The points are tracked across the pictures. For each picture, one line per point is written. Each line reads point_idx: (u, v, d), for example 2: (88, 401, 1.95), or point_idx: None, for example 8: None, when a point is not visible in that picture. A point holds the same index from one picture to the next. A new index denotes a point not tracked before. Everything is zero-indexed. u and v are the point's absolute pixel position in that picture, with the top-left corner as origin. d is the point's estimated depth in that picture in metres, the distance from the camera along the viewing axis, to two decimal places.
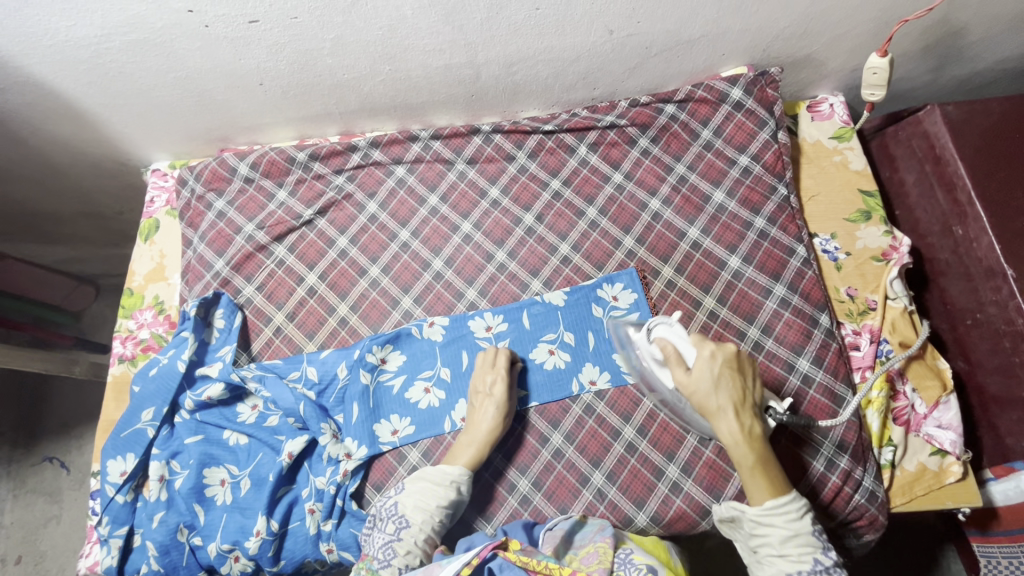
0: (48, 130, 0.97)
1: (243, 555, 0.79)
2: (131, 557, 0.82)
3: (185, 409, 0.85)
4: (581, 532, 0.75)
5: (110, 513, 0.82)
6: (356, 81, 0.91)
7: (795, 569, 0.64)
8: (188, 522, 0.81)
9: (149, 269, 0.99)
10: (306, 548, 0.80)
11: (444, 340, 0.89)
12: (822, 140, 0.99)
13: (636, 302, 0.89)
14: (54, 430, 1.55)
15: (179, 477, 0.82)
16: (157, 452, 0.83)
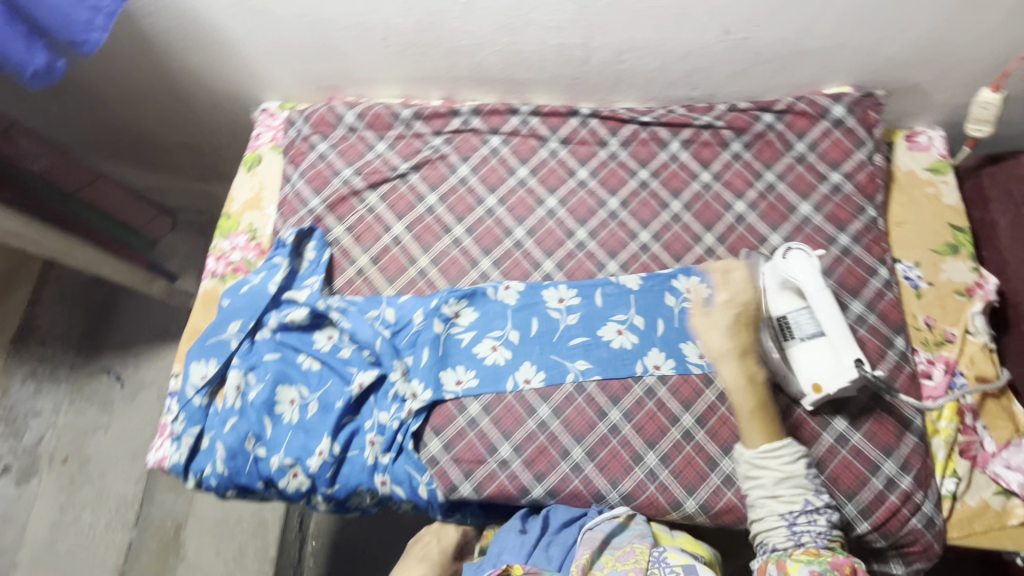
0: (182, 55, 1.04)
1: (303, 472, 0.83)
2: (197, 457, 0.86)
3: (267, 328, 0.90)
4: (621, 535, 0.78)
5: (187, 411, 0.87)
6: (472, 48, 0.95)
7: (786, 509, 0.71)
8: (255, 433, 0.85)
9: (248, 198, 1.05)
10: (360, 477, 0.83)
11: (517, 304, 0.92)
12: (916, 170, 0.98)
13: None
14: (115, 344, 1.64)
15: (253, 389, 0.87)
16: (237, 363, 0.88)
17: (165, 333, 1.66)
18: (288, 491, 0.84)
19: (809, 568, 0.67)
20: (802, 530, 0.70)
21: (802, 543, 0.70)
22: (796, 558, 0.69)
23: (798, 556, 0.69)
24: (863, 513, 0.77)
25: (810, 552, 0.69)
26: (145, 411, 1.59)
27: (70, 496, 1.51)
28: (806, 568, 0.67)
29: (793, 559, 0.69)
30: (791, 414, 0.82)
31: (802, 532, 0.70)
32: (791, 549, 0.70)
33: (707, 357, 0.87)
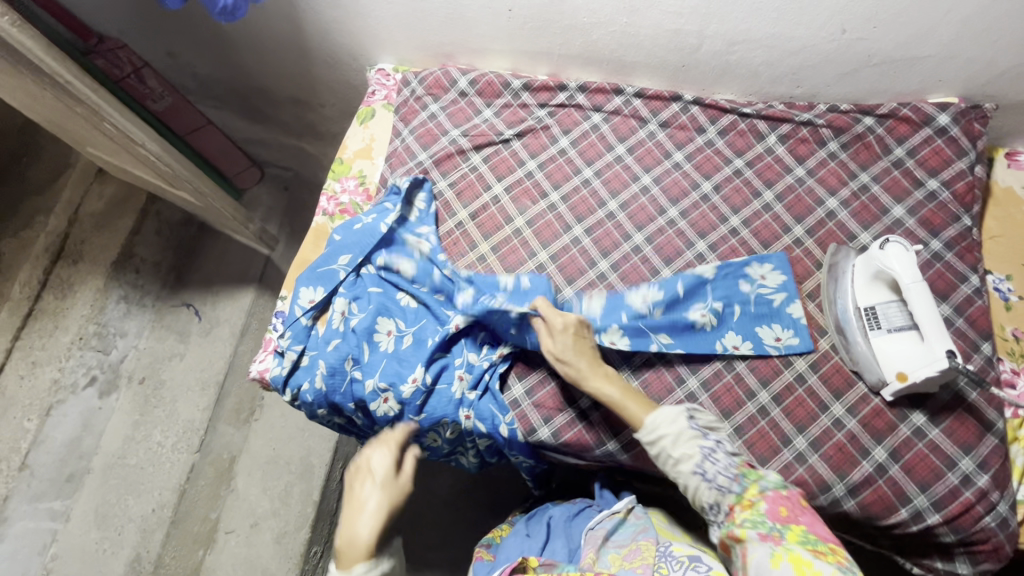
0: (318, 10, 1.13)
1: (394, 397, 0.89)
2: (296, 372, 0.94)
3: (374, 264, 0.98)
4: (621, 532, 0.89)
5: (293, 330, 0.94)
6: (590, 27, 1.01)
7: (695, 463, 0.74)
8: (354, 355, 0.91)
9: (360, 147, 1.13)
10: (446, 408, 0.89)
11: (602, 313, 0.91)
12: (1015, 188, 0.99)
13: (783, 283, 0.92)
14: (197, 282, 1.75)
15: (356, 317, 0.94)
16: (343, 291, 0.95)
17: (243, 277, 1.77)
18: (377, 415, 0.91)
19: (757, 532, 0.68)
20: (716, 473, 0.73)
21: (717, 483, 0.73)
22: (743, 524, 0.70)
23: (741, 517, 0.71)
24: (936, 506, 0.78)
25: (749, 511, 0.71)
26: (217, 346, 1.70)
27: (143, 415, 1.62)
28: (754, 533, 0.68)
29: (741, 525, 0.70)
30: (869, 403, 0.84)
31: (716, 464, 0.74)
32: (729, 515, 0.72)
33: (783, 340, 0.89)
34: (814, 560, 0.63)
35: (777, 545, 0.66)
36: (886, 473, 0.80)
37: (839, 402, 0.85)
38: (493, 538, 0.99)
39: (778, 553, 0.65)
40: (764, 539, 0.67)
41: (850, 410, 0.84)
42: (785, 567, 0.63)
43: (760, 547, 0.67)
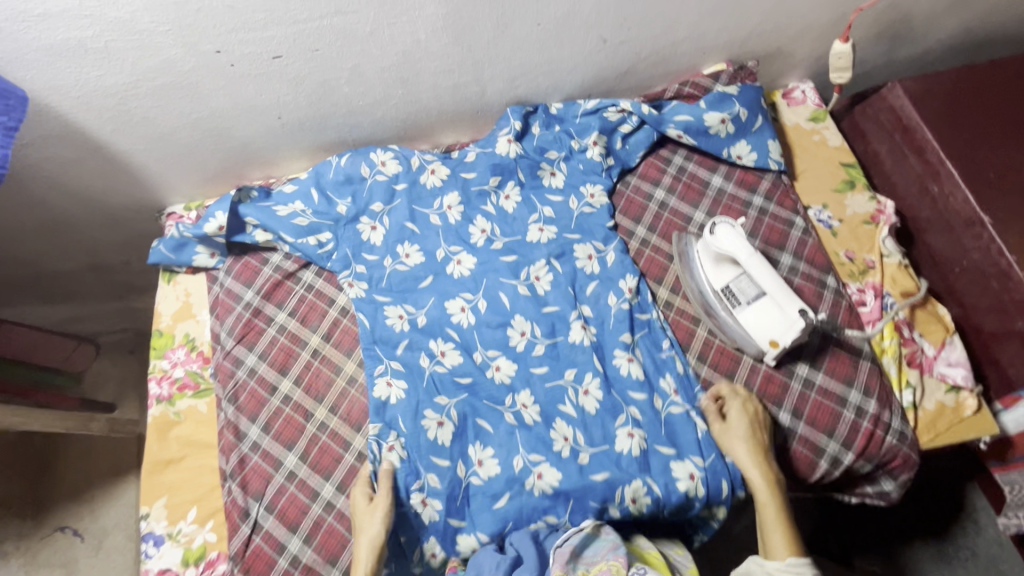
0: (67, 180, 0.97)
1: (466, 258, 0.95)
2: (386, 279, 0.94)
3: (401, 349, 0.89)
4: (592, 546, 0.73)
5: (405, 377, 0.87)
6: (370, 107, 0.95)
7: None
8: (392, 254, 0.95)
9: (176, 309, 0.99)
10: (436, 236, 0.96)
11: (518, 203, 0.99)
12: (801, 122, 1.08)
13: (555, 281, 0.93)
14: (62, 496, 1.48)
15: (376, 236, 0.97)
16: (351, 249, 0.96)
17: (116, 468, 1.52)
18: (456, 277, 0.94)
19: None
20: None
21: None
22: None
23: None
24: (846, 445, 0.82)
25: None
26: (115, 560, 1.45)
27: None
28: None
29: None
30: (759, 373, 0.87)
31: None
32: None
33: (596, 197, 0.99)
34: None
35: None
36: (797, 434, 0.83)
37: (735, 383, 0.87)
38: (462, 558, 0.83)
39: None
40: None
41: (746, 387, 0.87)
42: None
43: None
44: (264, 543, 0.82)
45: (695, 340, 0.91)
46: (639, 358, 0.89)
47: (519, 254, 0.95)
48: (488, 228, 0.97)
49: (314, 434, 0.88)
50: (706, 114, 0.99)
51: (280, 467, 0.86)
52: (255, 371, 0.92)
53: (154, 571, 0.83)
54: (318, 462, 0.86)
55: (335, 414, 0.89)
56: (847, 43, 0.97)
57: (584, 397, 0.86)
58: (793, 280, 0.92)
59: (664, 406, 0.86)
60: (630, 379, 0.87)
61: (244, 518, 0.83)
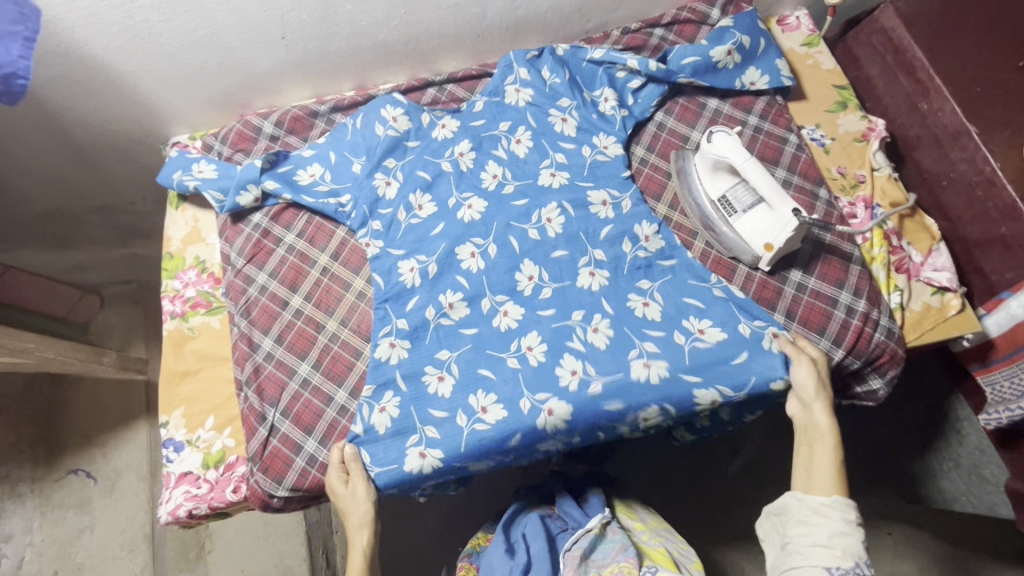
0: (73, 103, 0.98)
1: (477, 203, 0.93)
2: (393, 229, 0.93)
3: (409, 307, 0.88)
4: (599, 549, 0.87)
5: (407, 326, 0.87)
6: (372, 28, 0.97)
7: (834, 565, 0.66)
8: (404, 206, 0.94)
9: (186, 233, 1.01)
10: (448, 186, 0.95)
11: (530, 148, 0.97)
12: (795, 47, 1.10)
13: (567, 224, 0.92)
14: (73, 441, 1.51)
15: (389, 191, 0.95)
16: (365, 207, 0.94)
17: (126, 413, 1.55)
18: (465, 222, 0.92)
19: None
20: None
21: None
22: None
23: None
24: (837, 342, 0.86)
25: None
26: (129, 500, 1.48)
27: None
28: None
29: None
30: (754, 279, 0.90)
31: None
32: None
33: (609, 146, 0.98)
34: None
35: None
36: (790, 333, 0.87)
37: (731, 289, 0.90)
38: (474, 546, 0.99)
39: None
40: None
41: (742, 292, 0.90)
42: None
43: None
44: (282, 445, 0.85)
45: (693, 251, 0.94)
46: (657, 302, 0.87)
47: (532, 197, 0.94)
48: (500, 173, 0.96)
49: (326, 344, 0.91)
50: (712, 50, 0.99)
51: (294, 376, 0.89)
52: (267, 288, 0.94)
53: (176, 473, 0.86)
54: (331, 369, 0.89)
55: (346, 326, 0.92)
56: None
57: (593, 336, 0.84)
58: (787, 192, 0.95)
59: (686, 342, 0.84)
60: (646, 319, 0.85)
61: (260, 422, 0.86)
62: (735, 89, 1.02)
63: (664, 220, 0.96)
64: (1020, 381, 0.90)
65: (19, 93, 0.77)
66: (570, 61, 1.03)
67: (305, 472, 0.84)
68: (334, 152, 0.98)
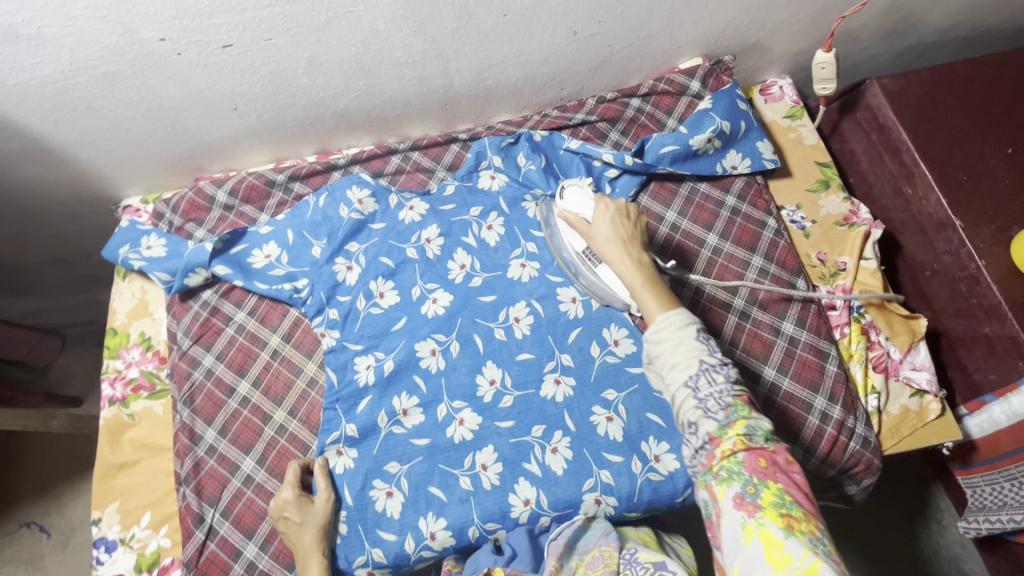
0: (13, 171, 0.93)
1: (442, 297, 0.93)
2: (351, 318, 0.91)
3: (363, 403, 0.87)
4: (585, 537, 0.78)
5: (359, 425, 0.85)
6: (331, 99, 0.92)
7: (687, 376, 0.64)
8: (364, 293, 0.93)
9: (132, 307, 0.96)
10: (413, 279, 0.94)
11: (500, 240, 0.96)
12: (778, 119, 1.06)
13: (535, 325, 0.91)
14: (27, 492, 1.45)
15: (350, 276, 0.93)
16: (323, 292, 0.92)
17: (83, 463, 1.49)
18: (428, 318, 0.92)
19: None
20: None
21: None
22: None
23: (718, 469, 0.61)
24: (810, 451, 0.82)
25: (725, 458, 0.61)
26: (82, 556, 1.42)
27: None
28: None
29: (716, 481, 0.61)
30: None
31: (707, 397, 0.63)
32: (707, 462, 0.62)
33: None
34: (785, 539, 0.54)
35: (749, 517, 0.57)
36: None
37: None
38: None
39: (748, 525, 0.56)
40: (738, 504, 0.58)
41: None
42: (755, 545, 0.55)
43: (730, 514, 0.58)
44: (220, 549, 0.80)
45: None
46: (620, 418, 0.86)
47: (501, 292, 0.93)
48: (466, 264, 0.95)
49: (272, 437, 0.86)
50: (691, 139, 0.95)
51: (237, 471, 0.84)
52: (213, 372, 0.89)
53: None
54: (276, 466, 0.84)
55: (294, 416, 0.87)
56: (829, 53, 0.94)
57: (552, 457, 0.84)
58: (762, 283, 0.91)
59: (642, 470, 0.83)
60: (607, 439, 0.84)
61: (198, 524, 0.81)
62: (716, 173, 0.97)
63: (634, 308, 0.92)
64: (1001, 489, 0.87)
65: None
66: (546, 142, 1.00)
67: None
68: (291, 229, 0.95)
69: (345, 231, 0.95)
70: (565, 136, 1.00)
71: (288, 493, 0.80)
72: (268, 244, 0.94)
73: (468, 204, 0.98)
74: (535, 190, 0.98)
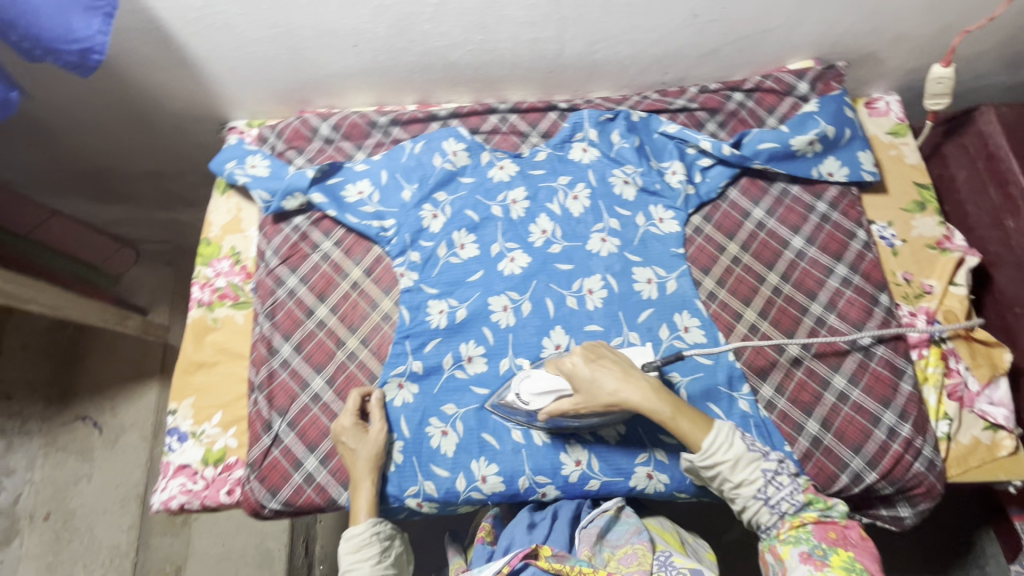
0: (141, 77, 0.99)
1: (520, 257, 0.95)
2: (431, 263, 0.94)
3: (432, 345, 0.89)
4: (615, 530, 0.81)
5: (426, 365, 0.88)
6: (445, 49, 0.94)
7: (756, 488, 0.74)
8: (446, 242, 0.95)
9: (226, 221, 1.01)
10: (494, 235, 0.96)
11: (584, 211, 0.97)
12: (880, 134, 1.04)
13: (607, 298, 0.92)
14: (87, 389, 1.52)
15: (435, 224, 0.96)
16: (408, 235, 0.95)
17: (140, 371, 1.55)
18: (504, 276, 0.94)
19: None
20: None
21: None
22: None
23: (786, 534, 0.74)
24: (871, 464, 0.81)
25: (794, 528, 0.74)
26: (130, 454, 1.50)
27: (58, 554, 1.43)
28: None
29: (783, 543, 0.73)
30: (793, 378, 0.86)
31: (777, 495, 0.74)
32: (776, 530, 0.74)
33: (664, 220, 0.96)
34: None
35: (816, 569, 0.69)
36: (822, 445, 0.82)
37: (767, 384, 0.86)
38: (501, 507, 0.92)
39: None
40: (806, 560, 0.71)
41: (778, 390, 0.86)
42: None
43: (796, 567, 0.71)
44: (282, 457, 0.84)
45: (733, 336, 0.90)
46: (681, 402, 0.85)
47: (578, 261, 0.95)
48: (548, 230, 0.97)
49: (343, 362, 0.90)
50: (792, 139, 0.94)
51: (306, 388, 0.88)
52: (295, 293, 0.94)
53: (175, 464, 0.86)
54: (344, 389, 0.88)
55: (366, 346, 0.91)
56: (949, 68, 0.92)
57: (606, 429, 0.84)
58: (844, 293, 0.90)
59: None
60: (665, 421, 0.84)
61: (266, 430, 0.85)
62: (811, 177, 0.96)
63: (709, 297, 0.92)
64: None
65: (93, 67, 0.76)
66: (643, 123, 1.01)
67: (300, 490, 0.83)
68: (386, 170, 0.99)
69: (437, 179, 0.98)
70: (663, 120, 1.01)
71: (348, 421, 0.82)
72: (362, 181, 0.98)
73: (558, 172, 1.00)
74: (625, 167, 0.99)
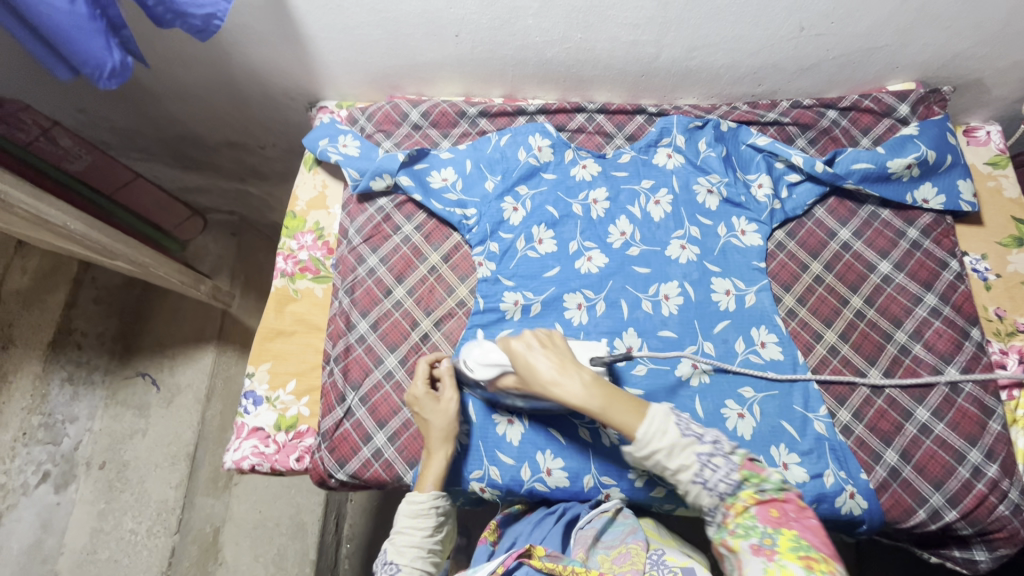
0: (245, 51, 1.02)
1: (597, 257, 0.94)
2: (508, 255, 0.95)
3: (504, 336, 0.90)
4: (611, 532, 0.78)
5: None
6: (543, 45, 0.95)
7: (692, 475, 0.64)
8: (525, 236, 0.96)
9: (312, 197, 1.04)
10: (572, 233, 0.96)
11: (665, 216, 0.97)
12: (977, 164, 1.00)
13: (682, 306, 0.91)
14: (149, 347, 1.54)
15: (515, 217, 0.97)
16: (489, 225, 0.96)
17: (200, 333, 1.57)
18: (580, 274, 0.94)
19: None
20: None
21: None
22: None
23: (734, 526, 0.63)
24: (952, 502, 0.78)
25: (739, 515, 0.63)
26: (183, 417, 1.47)
27: (109, 503, 1.37)
28: None
29: (732, 536, 0.62)
30: (873, 405, 0.84)
31: (716, 479, 0.64)
32: (722, 521, 0.64)
33: (746, 232, 0.95)
34: None
35: (770, 561, 0.58)
36: (900, 476, 0.80)
37: (844, 408, 0.85)
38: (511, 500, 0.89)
39: (771, 569, 0.57)
40: (757, 552, 0.59)
41: (855, 415, 0.84)
42: None
43: (750, 562, 0.59)
44: (353, 430, 0.86)
45: (812, 356, 0.88)
46: (753, 417, 0.83)
47: (655, 266, 0.94)
48: (627, 232, 0.96)
49: (417, 343, 0.91)
50: (890, 161, 0.92)
51: (380, 365, 0.90)
52: (375, 272, 0.96)
53: (250, 426, 0.89)
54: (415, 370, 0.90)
55: (439, 330, 0.92)
56: None
57: None
58: (932, 323, 0.87)
59: None
60: (736, 436, 0.82)
61: (339, 402, 0.88)
62: (904, 202, 0.94)
63: (789, 314, 0.91)
64: None
65: (211, 34, 0.76)
66: (732, 133, 1.00)
67: (368, 464, 0.85)
68: (471, 160, 1.00)
69: (520, 173, 0.98)
70: (753, 132, 1.00)
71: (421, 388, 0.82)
72: (447, 168, 1.00)
73: (641, 175, 0.99)
74: (710, 177, 0.98)
